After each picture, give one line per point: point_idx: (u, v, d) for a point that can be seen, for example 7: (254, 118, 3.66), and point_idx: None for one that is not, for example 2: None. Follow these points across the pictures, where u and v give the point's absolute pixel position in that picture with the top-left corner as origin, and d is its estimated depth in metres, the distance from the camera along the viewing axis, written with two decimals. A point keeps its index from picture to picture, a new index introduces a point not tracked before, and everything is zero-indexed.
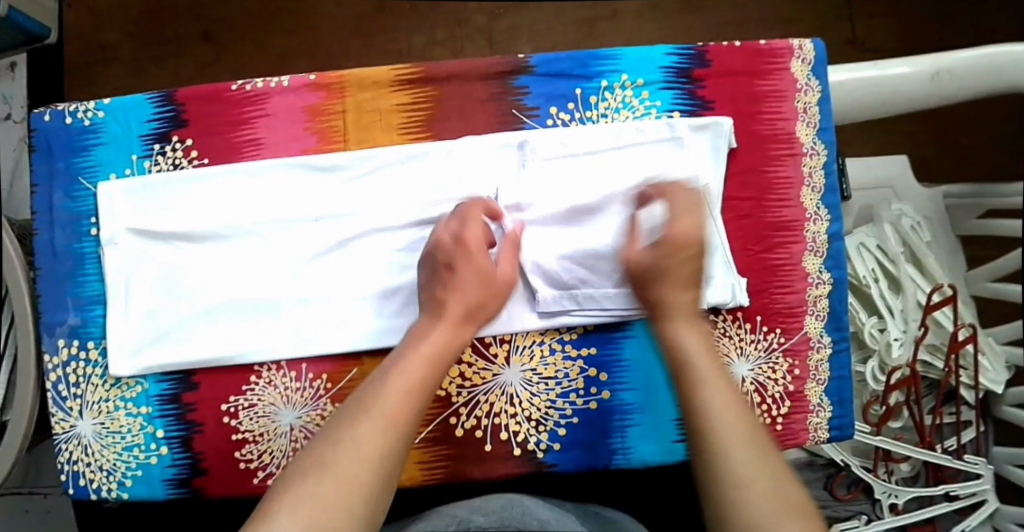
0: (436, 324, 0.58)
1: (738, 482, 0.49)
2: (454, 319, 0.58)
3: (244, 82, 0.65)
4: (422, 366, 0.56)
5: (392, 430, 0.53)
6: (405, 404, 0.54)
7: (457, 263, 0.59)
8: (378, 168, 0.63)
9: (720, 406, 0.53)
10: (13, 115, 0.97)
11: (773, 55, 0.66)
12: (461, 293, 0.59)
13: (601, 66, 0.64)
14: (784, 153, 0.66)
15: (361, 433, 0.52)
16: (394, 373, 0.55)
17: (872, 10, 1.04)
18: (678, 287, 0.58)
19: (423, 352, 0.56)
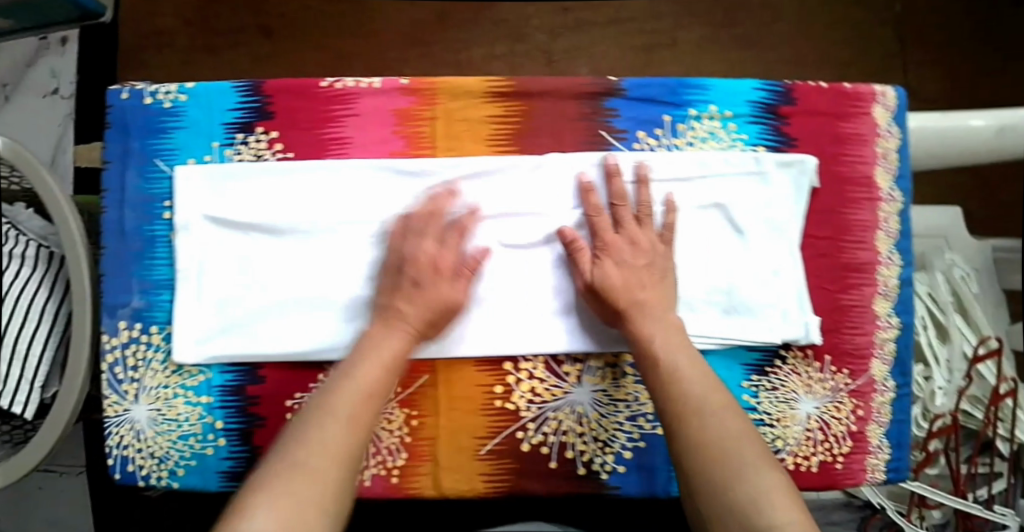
0: (389, 333, 0.59)
1: (725, 477, 0.53)
2: (409, 329, 0.59)
3: (334, 79, 0.64)
4: (376, 370, 0.58)
5: (353, 428, 0.55)
6: (366, 403, 0.57)
7: (425, 283, 0.60)
8: (466, 176, 0.63)
9: (701, 409, 0.56)
10: (61, 90, 1.01)
11: (858, 99, 0.67)
12: (423, 308, 0.60)
13: (692, 95, 0.64)
14: (863, 196, 0.66)
15: (326, 432, 0.54)
16: (349, 372, 0.57)
17: (924, 60, 1.07)
18: (656, 319, 0.59)
19: (378, 355, 0.58)
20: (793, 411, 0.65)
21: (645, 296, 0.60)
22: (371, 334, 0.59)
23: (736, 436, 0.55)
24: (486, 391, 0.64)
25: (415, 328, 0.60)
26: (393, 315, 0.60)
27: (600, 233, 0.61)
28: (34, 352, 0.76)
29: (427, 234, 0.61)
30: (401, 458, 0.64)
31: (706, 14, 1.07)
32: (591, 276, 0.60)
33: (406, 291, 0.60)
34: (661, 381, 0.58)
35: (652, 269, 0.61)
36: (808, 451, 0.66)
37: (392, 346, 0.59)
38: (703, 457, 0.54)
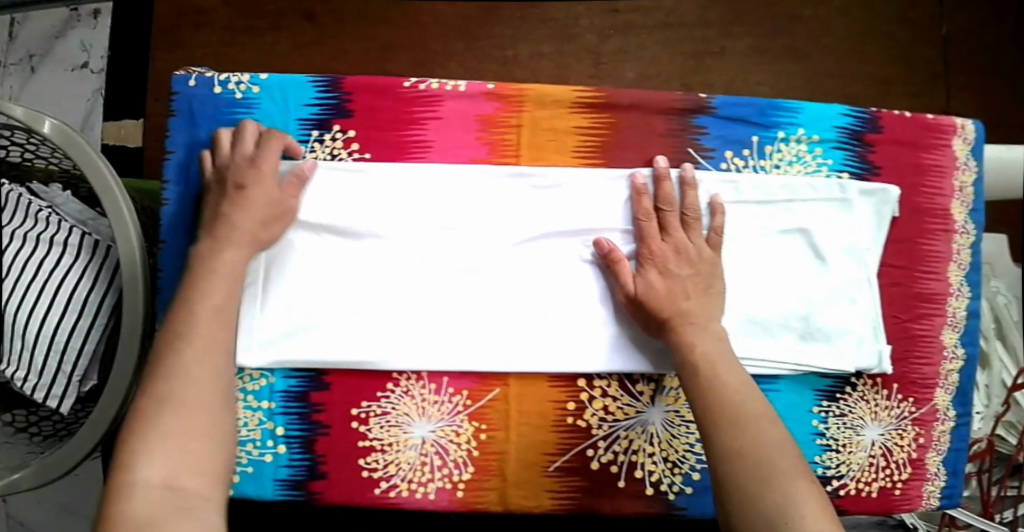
0: (226, 242, 0.57)
1: (757, 481, 0.50)
2: (248, 240, 0.58)
3: (418, 80, 0.63)
4: (226, 283, 0.57)
5: (215, 347, 0.54)
6: (220, 318, 0.56)
7: (249, 185, 0.58)
8: (547, 187, 0.62)
9: (739, 415, 0.54)
10: (91, 64, 1.02)
11: (938, 131, 0.67)
12: (263, 215, 0.58)
13: (780, 117, 0.64)
14: (938, 227, 0.67)
15: (191, 356, 0.53)
16: (205, 290, 0.55)
17: (968, 84, 1.07)
18: (702, 326, 0.58)
19: (221, 270, 0.57)
20: (858, 438, 0.65)
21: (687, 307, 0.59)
22: (211, 248, 0.57)
23: (772, 447, 0.52)
24: (558, 407, 0.63)
25: (254, 238, 0.58)
26: (237, 227, 0.58)
27: (647, 241, 0.60)
28: (73, 344, 0.73)
29: (244, 145, 0.60)
30: (467, 472, 0.63)
31: (754, 24, 1.06)
32: (634, 288, 0.60)
33: (231, 196, 0.58)
34: (699, 391, 0.56)
35: (698, 278, 0.60)
36: (869, 478, 0.65)
37: (235, 259, 0.57)
38: (733, 463, 0.52)
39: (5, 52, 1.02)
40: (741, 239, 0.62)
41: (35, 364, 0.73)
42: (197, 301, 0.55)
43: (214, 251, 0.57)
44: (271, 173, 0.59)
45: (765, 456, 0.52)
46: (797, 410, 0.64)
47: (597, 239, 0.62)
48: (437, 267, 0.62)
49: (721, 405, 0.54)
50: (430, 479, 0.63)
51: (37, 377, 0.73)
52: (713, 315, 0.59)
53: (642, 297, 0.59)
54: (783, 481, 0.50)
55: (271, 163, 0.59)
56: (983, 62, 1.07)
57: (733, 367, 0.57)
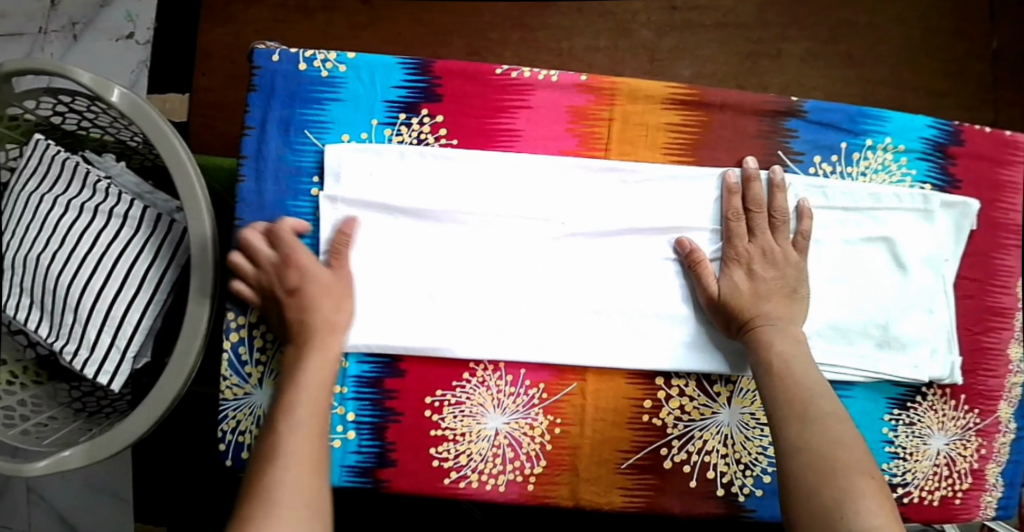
0: (306, 351, 0.56)
1: (817, 477, 0.49)
2: (324, 329, 0.56)
3: (510, 67, 0.62)
4: (318, 391, 0.55)
5: (312, 435, 0.52)
6: (317, 412, 0.54)
7: (299, 283, 0.57)
8: (636, 179, 0.62)
9: (807, 415, 0.53)
10: (136, 36, 0.98)
11: (1016, 147, 0.68)
12: (328, 299, 0.57)
13: (869, 125, 0.64)
14: (1011, 242, 0.67)
15: (286, 445, 0.51)
16: (290, 400, 0.54)
17: (1016, 100, 1.09)
18: (786, 328, 0.58)
19: (306, 381, 0.54)
20: (925, 446, 0.65)
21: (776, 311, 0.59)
22: (294, 355, 0.56)
23: (841, 445, 0.51)
24: (634, 404, 0.62)
25: (330, 325, 0.57)
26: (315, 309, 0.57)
27: (733, 241, 0.60)
28: (129, 319, 0.70)
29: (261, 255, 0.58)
30: (539, 465, 0.62)
31: (812, 29, 1.06)
32: (719, 289, 0.59)
33: (285, 302, 0.57)
34: (781, 392, 0.55)
35: (784, 282, 0.60)
36: (933, 486, 0.66)
37: (322, 363, 0.55)
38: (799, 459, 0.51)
39: (47, 18, 0.98)
40: (826, 244, 0.63)
41: (88, 338, 0.70)
42: (286, 397, 0.54)
43: (300, 355, 0.56)
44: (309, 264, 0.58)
45: (831, 456, 0.50)
46: (868, 417, 0.64)
47: (680, 238, 0.61)
48: (520, 258, 0.61)
49: (790, 397, 0.54)
50: (501, 471, 0.62)
51: (89, 352, 0.70)
52: (797, 321, 0.59)
53: (727, 298, 0.59)
54: (845, 477, 0.49)
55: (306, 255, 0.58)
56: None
57: (807, 363, 0.57)
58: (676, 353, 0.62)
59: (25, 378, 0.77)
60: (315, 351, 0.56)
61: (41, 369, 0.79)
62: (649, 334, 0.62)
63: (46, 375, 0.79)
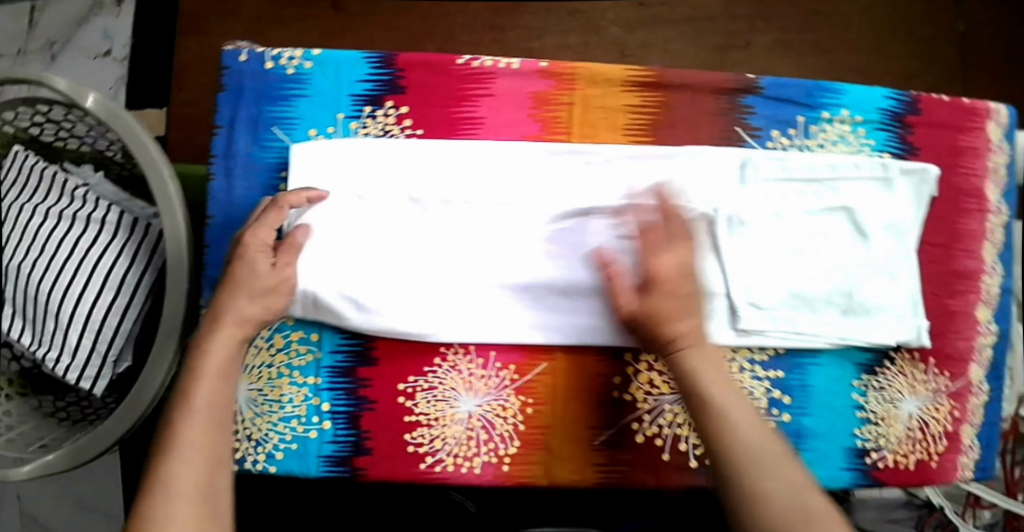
0: (213, 337, 0.57)
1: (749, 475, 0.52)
2: (245, 322, 0.58)
3: (471, 57, 0.63)
4: (215, 379, 0.56)
5: (209, 427, 0.54)
6: (216, 401, 0.55)
7: (243, 266, 0.58)
8: (597, 159, 0.63)
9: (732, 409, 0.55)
10: (112, 53, 0.99)
11: (974, 114, 0.69)
12: (261, 298, 0.58)
13: (826, 98, 0.66)
14: (972, 207, 0.69)
15: (183, 438, 0.53)
16: (193, 390, 0.55)
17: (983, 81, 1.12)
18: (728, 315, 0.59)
19: (207, 369, 0.56)
20: (896, 411, 0.67)
21: (678, 308, 0.57)
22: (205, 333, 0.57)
23: (763, 440, 0.53)
24: (603, 382, 0.64)
25: (247, 318, 0.58)
26: (228, 316, 0.58)
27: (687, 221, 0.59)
28: (109, 324, 0.72)
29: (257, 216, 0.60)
30: (513, 446, 0.63)
31: (781, 19, 1.10)
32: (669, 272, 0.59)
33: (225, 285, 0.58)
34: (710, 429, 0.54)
35: None
36: (906, 450, 0.67)
37: (222, 351, 0.57)
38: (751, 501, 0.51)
39: (26, 39, 1.00)
40: (787, 215, 0.64)
41: (69, 344, 0.71)
42: (187, 386, 0.55)
43: (201, 342, 0.57)
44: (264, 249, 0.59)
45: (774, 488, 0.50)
46: (835, 384, 0.66)
47: (661, 187, 0.61)
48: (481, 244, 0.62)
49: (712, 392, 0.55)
50: (476, 453, 0.63)
51: (70, 358, 0.71)
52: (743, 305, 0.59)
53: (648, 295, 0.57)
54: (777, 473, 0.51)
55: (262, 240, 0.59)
56: (989, 59, 1.14)
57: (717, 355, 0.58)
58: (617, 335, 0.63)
59: (10, 390, 0.78)
60: (216, 339, 0.57)
61: (26, 381, 0.80)
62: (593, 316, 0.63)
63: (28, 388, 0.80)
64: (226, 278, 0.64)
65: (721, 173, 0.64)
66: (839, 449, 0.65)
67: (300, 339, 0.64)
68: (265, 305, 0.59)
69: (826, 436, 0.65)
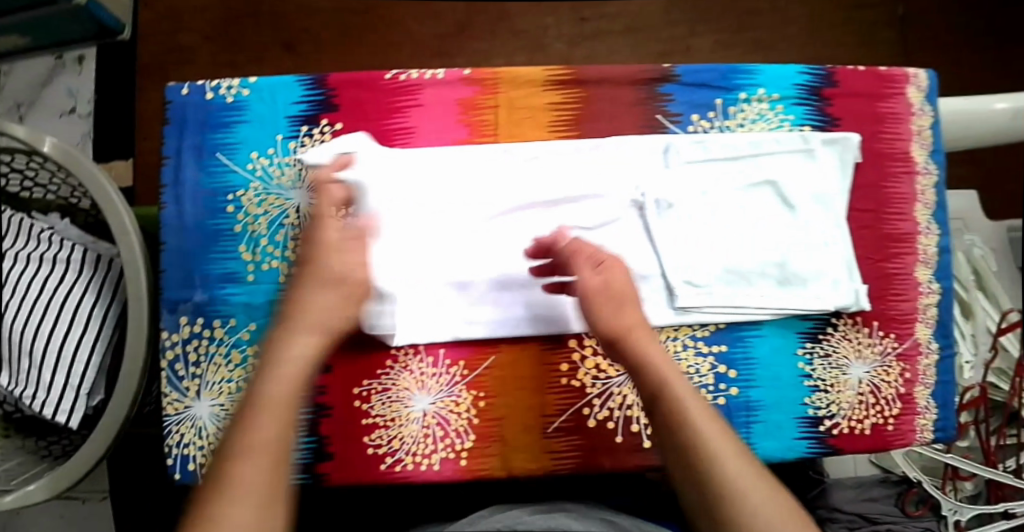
0: (306, 336, 0.60)
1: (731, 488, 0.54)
2: (318, 324, 0.60)
3: (398, 72, 0.67)
4: (294, 375, 0.58)
5: (280, 424, 0.56)
6: (294, 398, 0.57)
7: (319, 256, 0.61)
8: (526, 154, 0.66)
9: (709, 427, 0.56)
10: (77, 110, 1.07)
11: (892, 81, 0.71)
12: (337, 292, 0.61)
13: (740, 80, 0.68)
14: (900, 171, 0.70)
15: (258, 435, 0.55)
16: (269, 386, 0.57)
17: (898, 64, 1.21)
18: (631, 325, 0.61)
19: (286, 366, 0.58)
20: (845, 377, 0.67)
21: (634, 319, 0.61)
22: (283, 335, 0.59)
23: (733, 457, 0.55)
24: (552, 370, 0.66)
25: (325, 321, 0.60)
26: (302, 315, 0.60)
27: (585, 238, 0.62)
28: (80, 358, 0.74)
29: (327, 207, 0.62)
30: (470, 439, 0.65)
31: (717, 20, 1.19)
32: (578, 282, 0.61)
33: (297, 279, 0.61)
34: (669, 422, 0.57)
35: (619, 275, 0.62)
36: (861, 415, 0.67)
37: (310, 346, 0.59)
38: (712, 494, 0.54)
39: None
40: (712, 194, 0.67)
41: (43, 380, 0.73)
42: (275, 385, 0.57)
43: (284, 339, 0.59)
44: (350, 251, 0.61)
45: (738, 480, 0.54)
46: (780, 354, 0.67)
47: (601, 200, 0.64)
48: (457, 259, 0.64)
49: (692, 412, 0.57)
50: (433, 450, 0.64)
51: (46, 394, 0.73)
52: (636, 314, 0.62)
53: (588, 291, 0.60)
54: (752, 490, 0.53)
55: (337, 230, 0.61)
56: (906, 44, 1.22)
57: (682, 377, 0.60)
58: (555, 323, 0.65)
59: None
60: (298, 337, 0.59)
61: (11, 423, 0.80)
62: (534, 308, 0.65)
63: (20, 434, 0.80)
64: (182, 299, 0.66)
65: (648, 158, 0.66)
66: (791, 418, 0.66)
67: (256, 353, 0.66)
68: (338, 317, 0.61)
69: (777, 406, 0.66)
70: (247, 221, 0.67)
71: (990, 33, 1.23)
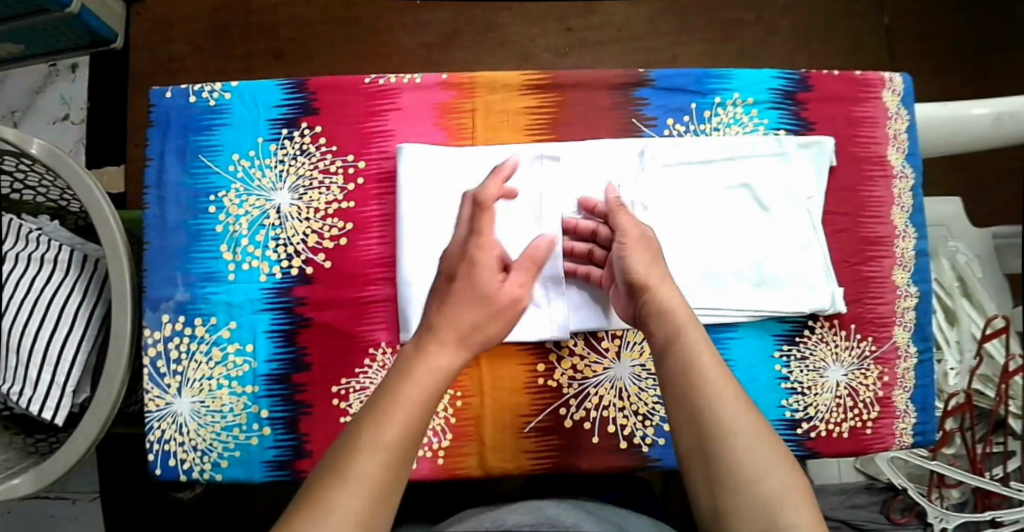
0: (441, 345, 0.57)
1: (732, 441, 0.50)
2: (458, 337, 0.58)
3: (377, 76, 0.68)
4: (425, 380, 0.54)
5: (404, 423, 0.52)
6: (422, 401, 0.54)
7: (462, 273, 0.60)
8: (502, 156, 0.66)
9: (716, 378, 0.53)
10: (71, 117, 1.10)
11: (868, 85, 0.71)
12: (478, 310, 0.59)
13: (715, 84, 0.69)
14: (876, 174, 0.70)
15: (377, 428, 0.51)
16: (400, 387, 0.54)
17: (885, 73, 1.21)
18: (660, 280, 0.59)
19: (419, 367, 0.55)
20: (822, 379, 0.67)
21: (659, 275, 0.59)
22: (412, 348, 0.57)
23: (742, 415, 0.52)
24: (529, 370, 0.66)
25: (462, 333, 0.58)
26: (454, 324, 0.58)
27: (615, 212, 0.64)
28: (65, 357, 0.74)
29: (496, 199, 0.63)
30: (446, 439, 0.65)
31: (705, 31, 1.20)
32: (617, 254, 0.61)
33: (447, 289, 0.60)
34: (681, 368, 0.54)
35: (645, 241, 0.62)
36: (839, 418, 0.67)
37: (446, 356, 0.56)
38: (708, 444, 0.51)
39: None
40: (688, 195, 0.67)
41: (29, 377, 0.74)
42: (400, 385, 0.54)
43: (418, 346, 0.56)
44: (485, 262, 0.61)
45: (741, 434, 0.50)
46: (758, 355, 0.67)
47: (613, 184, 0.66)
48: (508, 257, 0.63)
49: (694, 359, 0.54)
50: None
51: (32, 390, 0.73)
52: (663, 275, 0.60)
53: (627, 244, 0.61)
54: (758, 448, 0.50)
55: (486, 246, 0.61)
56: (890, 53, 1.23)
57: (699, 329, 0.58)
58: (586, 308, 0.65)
59: None
60: (433, 344, 0.57)
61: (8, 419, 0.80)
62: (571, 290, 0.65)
63: (14, 428, 0.79)
64: (166, 297, 0.67)
65: (624, 160, 0.67)
66: (767, 421, 0.66)
67: (236, 351, 0.66)
68: (444, 366, 0.56)
69: (753, 408, 0.66)
70: (228, 221, 0.68)
71: (976, 44, 1.24)
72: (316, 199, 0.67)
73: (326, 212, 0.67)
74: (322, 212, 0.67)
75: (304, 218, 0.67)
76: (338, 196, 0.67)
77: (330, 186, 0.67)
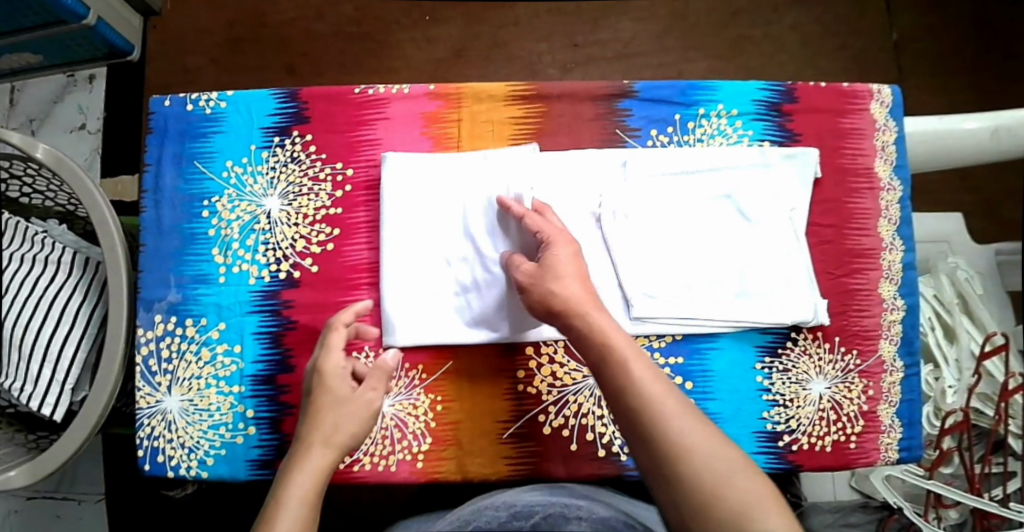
0: (338, 410, 0.60)
1: (699, 474, 0.50)
2: (361, 412, 0.61)
3: (367, 86, 0.70)
4: (326, 450, 0.59)
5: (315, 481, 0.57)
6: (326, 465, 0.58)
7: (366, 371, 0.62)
8: (487, 162, 0.67)
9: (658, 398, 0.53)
10: (88, 125, 1.15)
11: (855, 98, 0.71)
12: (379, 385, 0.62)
13: (699, 96, 0.70)
14: (863, 186, 0.70)
15: (290, 494, 0.55)
16: (304, 456, 0.58)
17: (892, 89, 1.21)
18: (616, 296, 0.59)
19: (320, 434, 0.59)
20: (805, 392, 0.67)
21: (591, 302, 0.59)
22: (313, 418, 0.60)
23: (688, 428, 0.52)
24: (508, 377, 0.66)
25: (367, 406, 0.61)
26: (354, 401, 0.61)
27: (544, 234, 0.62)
28: (65, 354, 0.76)
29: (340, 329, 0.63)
30: (426, 443, 0.65)
31: (711, 46, 1.21)
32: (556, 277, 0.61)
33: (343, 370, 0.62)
34: (616, 385, 0.55)
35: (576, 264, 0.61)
36: (821, 431, 0.66)
37: (350, 425, 0.60)
38: (662, 459, 0.51)
39: (7, 117, 1.13)
40: (670, 204, 0.68)
41: (31, 373, 0.75)
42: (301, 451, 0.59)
43: (317, 412, 0.60)
44: (341, 376, 0.61)
45: (692, 451, 0.51)
46: (739, 366, 0.66)
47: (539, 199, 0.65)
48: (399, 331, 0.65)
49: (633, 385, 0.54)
50: (391, 451, 0.65)
51: (32, 386, 0.75)
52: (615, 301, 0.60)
53: (525, 286, 0.61)
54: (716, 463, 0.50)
55: (335, 362, 0.61)
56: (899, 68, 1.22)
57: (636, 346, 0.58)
58: (516, 324, 0.65)
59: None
60: (328, 410, 0.60)
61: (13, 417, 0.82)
62: (507, 302, 0.65)
63: (16, 425, 0.81)
64: (159, 299, 0.69)
65: (606, 170, 0.68)
66: (749, 432, 0.65)
67: (224, 351, 0.68)
68: (350, 430, 0.60)
69: (734, 419, 0.65)
70: (221, 226, 0.69)
71: (987, 59, 1.23)
72: (306, 205, 0.69)
73: (314, 217, 0.69)
74: (310, 218, 0.69)
75: (293, 223, 0.69)
76: (326, 202, 0.69)
77: (319, 192, 0.69)
